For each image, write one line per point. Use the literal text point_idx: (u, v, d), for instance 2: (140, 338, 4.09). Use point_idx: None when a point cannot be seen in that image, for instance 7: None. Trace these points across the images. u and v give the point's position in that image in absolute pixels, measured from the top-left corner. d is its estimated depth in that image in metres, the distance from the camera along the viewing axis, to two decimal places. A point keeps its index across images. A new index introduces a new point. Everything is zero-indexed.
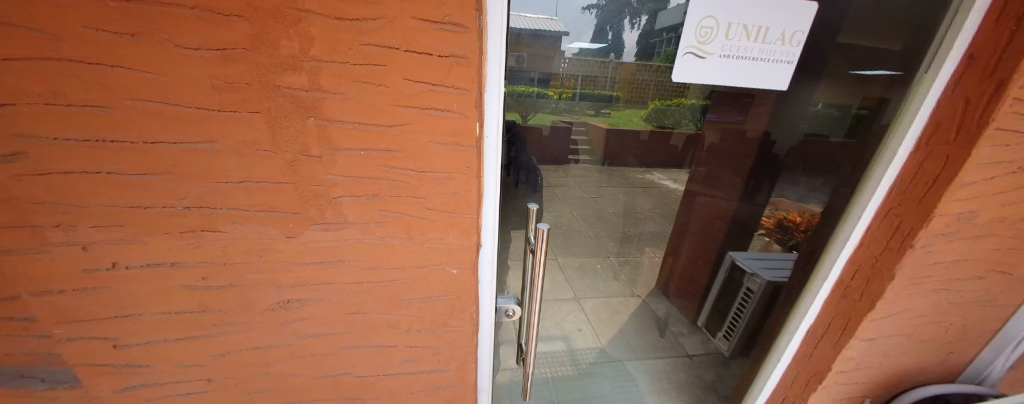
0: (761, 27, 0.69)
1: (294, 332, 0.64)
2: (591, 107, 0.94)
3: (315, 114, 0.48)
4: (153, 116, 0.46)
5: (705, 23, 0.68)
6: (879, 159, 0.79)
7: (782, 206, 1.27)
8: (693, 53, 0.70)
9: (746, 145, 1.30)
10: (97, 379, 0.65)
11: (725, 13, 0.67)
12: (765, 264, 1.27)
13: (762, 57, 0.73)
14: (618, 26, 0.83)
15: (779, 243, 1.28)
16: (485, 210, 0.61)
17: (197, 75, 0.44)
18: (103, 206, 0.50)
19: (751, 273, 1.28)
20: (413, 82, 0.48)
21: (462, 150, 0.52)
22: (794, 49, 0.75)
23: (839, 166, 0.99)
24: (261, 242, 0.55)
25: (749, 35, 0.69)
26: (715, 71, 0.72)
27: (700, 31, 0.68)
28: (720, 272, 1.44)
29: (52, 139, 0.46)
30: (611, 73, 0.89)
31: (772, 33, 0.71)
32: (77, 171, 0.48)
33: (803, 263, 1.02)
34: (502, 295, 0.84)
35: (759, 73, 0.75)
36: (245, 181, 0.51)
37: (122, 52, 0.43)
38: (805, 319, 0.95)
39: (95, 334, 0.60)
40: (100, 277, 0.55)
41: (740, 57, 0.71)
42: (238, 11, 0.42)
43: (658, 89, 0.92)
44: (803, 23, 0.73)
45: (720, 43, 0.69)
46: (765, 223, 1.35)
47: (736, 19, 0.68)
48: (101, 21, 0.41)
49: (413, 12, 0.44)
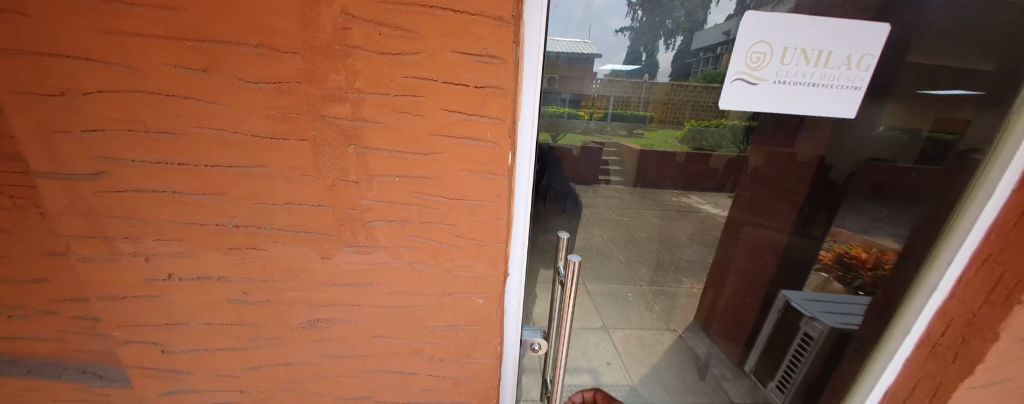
0: (823, 51, 0.64)
1: (321, 351, 0.64)
2: (624, 127, 0.86)
3: (355, 143, 0.49)
4: (213, 142, 0.50)
5: (756, 48, 0.64)
6: (974, 197, 0.68)
7: (842, 238, 1.12)
8: (743, 79, 0.66)
9: (799, 169, 1.16)
10: (145, 381, 0.69)
11: (779, 38, 0.63)
12: (827, 307, 1.13)
13: (824, 83, 0.67)
14: (652, 46, 0.80)
15: (842, 282, 1.12)
16: (514, 239, 0.59)
17: (255, 106, 0.48)
18: (165, 222, 0.55)
19: (810, 317, 1.15)
20: (448, 112, 0.48)
21: (493, 178, 0.51)
22: (862, 73, 0.68)
23: (914, 197, 0.87)
24: (298, 261, 0.57)
25: (809, 59, 0.64)
26: (769, 98, 0.67)
27: (751, 57, 0.65)
28: (772, 314, 1.31)
29: (130, 161, 0.51)
30: (645, 94, 0.83)
31: (837, 57, 0.65)
32: (147, 189, 0.53)
33: (876, 310, 0.90)
34: (528, 326, 0.81)
35: (818, 100, 0.68)
36: (287, 204, 0.53)
37: (193, 85, 0.47)
38: (883, 375, 0.82)
39: (148, 339, 0.65)
40: (157, 286, 0.60)
41: (797, 83, 0.66)
42: (294, 48, 0.45)
43: (694, 107, 0.86)
44: (872, 46, 0.67)
45: (773, 69, 0.65)
46: (824, 258, 1.18)
47: (793, 44, 0.63)
48: (180, 59, 0.46)
49: (451, 46, 0.45)
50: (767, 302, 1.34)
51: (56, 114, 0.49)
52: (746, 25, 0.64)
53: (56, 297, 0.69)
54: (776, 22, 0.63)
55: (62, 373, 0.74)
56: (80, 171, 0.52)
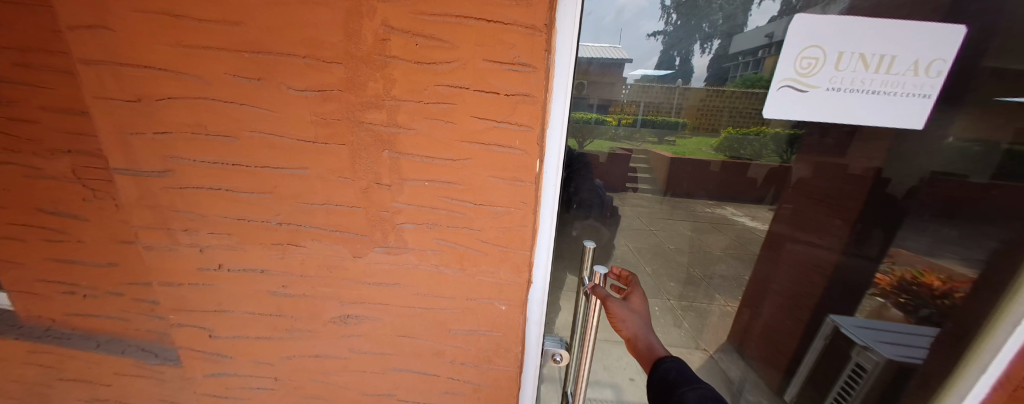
0: (884, 56, 0.59)
1: (349, 346, 0.67)
2: (654, 135, 0.77)
3: (389, 148, 0.51)
4: (263, 145, 0.54)
5: (807, 53, 0.61)
6: None
7: (904, 261, 0.87)
8: (790, 86, 0.63)
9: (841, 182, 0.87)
10: (194, 362, 0.75)
11: (833, 42, 0.60)
12: (883, 338, 0.94)
13: (886, 90, 0.62)
14: (686, 51, 0.70)
15: (905, 310, 0.90)
16: (538, 246, 0.59)
17: (301, 112, 0.51)
18: (218, 217, 0.60)
19: (863, 347, 0.97)
20: (479, 120, 0.49)
21: (520, 185, 0.52)
22: (932, 80, 0.62)
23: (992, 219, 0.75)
24: (332, 258, 0.60)
25: (867, 65, 0.59)
26: (821, 106, 0.63)
27: (801, 62, 0.61)
28: (816, 341, 1.09)
29: (192, 161, 0.57)
30: (678, 100, 0.73)
31: (901, 62, 0.60)
32: (205, 187, 0.58)
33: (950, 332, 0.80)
34: (550, 336, 0.81)
35: (878, 108, 0.63)
36: (325, 204, 0.56)
37: (248, 93, 0.51)
38: None
39: (198, 324, 0.70)
40: (208, 275, 0.65)
41: (853, 91, 0.62)
42: (338, 59, 0.48)
43: (733, 113, 0.73)
44: (942, 49, 0.61)
45: (826, 75, 0.61)
46: (880, 282, 0.93)
47: (849, 48, 0.59)
48: (238, 69, 0.51)
49: (484, 55, 0.46)
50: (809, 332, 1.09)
51: (133, 117, 0.55)
52: (794, 29, 0.62)
53: (125, 280, 0.77)
54: (830, 25, 0.60)
55: (125, 349, 0.82)
56: (150, 168, 0.58)
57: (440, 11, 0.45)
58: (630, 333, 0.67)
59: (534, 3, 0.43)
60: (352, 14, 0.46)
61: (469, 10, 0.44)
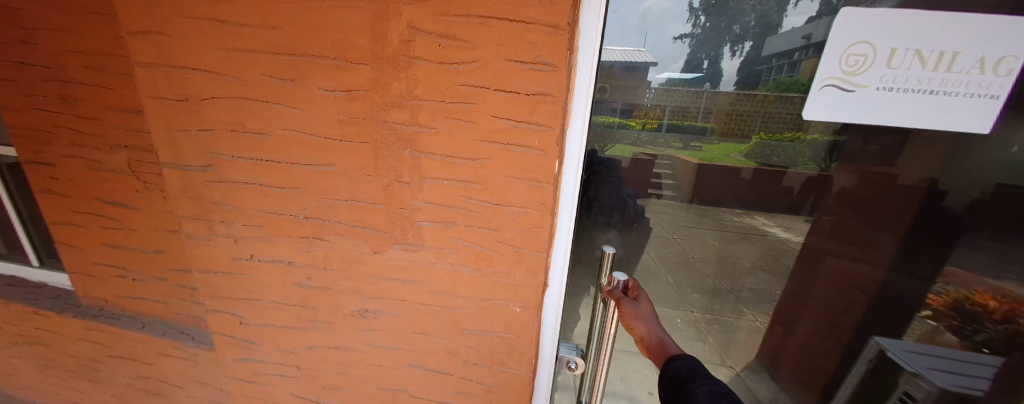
0: (944, 53, 0.54)
1: (367, 340, 0.69)
2: (680, 140, 0.73)
3: (411, 146, 0.53)
4: (294, 142, 0.57)
5: (854, 49, 0.57)
6: None
7: (959, 281, 0.77)
8: (834, 85, 0.59)
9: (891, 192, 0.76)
10: (225, 347, 0.79)
11: (886, 37, 0.55)
12: (937, 365, 0.84)
13: (945, 91, 0.56)
14: (714, 53, 0.67)
15: (961, 335, 0.80)
16: (556, 248, 0.58)
17: (329, 112, 0.54)
18: (252, 210, 0.63)
19: (914, 374, 0.85)
20: (498, 119, 0.49)
21: (538, 186, 0.51)
22: (1004, 79, 0.55)
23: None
24: (353, 253, 0.62)
25: (925, 62, 0.54)
26: (869, 107, 0.59)
27: (847, 59, 0.57)
28: (857, 364, 0.94)
29: (230, 156, 0.60)
30: (705, 105, 0.70)
31: (966, 60, 0.54)
32: (240, 181, 0.62)
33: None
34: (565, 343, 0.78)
35: (935, 109, 0.58)
36: (348, 200, 0.58)
37: (282, 93, 0.54)
38: None
39: (230, 310, 0.74)
40: (241, 264, 0.69)
41: (906, 91, 0.57)
42: (365, 60, 0.50)
43: (766, 118, 0.69)
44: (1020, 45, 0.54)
45: (877, 73, 0.56)
46: (931, 303, 0.81)
47: (904, 45, 0.55)
48: (274, 70, 0.54)
49: (505, 55, 0.46)
50: (847, 354, 0.94)
51: (180, 115, 0.60)
52: (840, 24, 0.57)
53: (168, 267, 0.83)
54: (882, 19, 0.55)
55: (166, 331, 0.88)
56: (193, 163, 0.62)
57: (464, 12, 0.46)
58: (642, 332, 0.65)
59: (556, 3, 0.43)
60: (379, 17, 0.47)
61: (492, 10, 0.45)
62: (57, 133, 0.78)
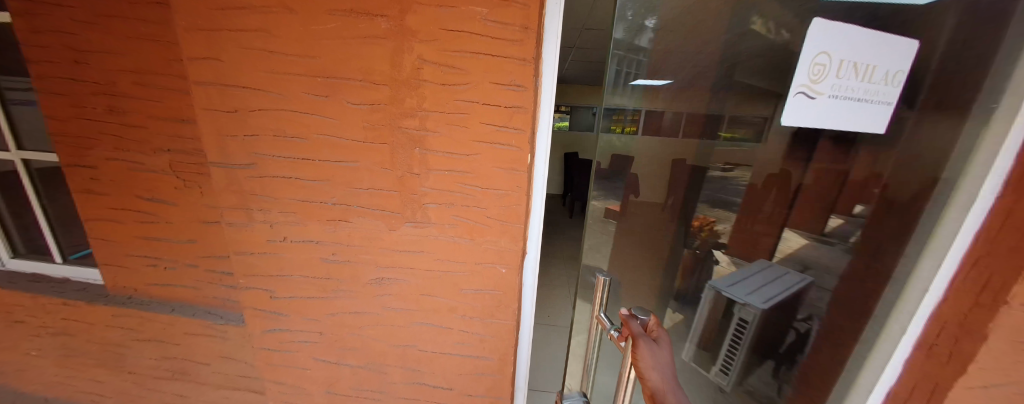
0: (871, 66, 0.71)
1: (382, 304, 0.85)
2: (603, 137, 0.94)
3: (420, 146, 0.70)
4: (326, 144, 0.73)
5: (818, 60, 0.70)
6: (957, 193, 0.67)
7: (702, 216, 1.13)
8: (805, 92, 0.72)
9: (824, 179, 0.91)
10: (256, 320, 0.93)
11: (837, 51, 0.70)
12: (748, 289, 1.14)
13: (870, 98, 0.74)
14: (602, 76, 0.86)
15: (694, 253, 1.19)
16: (533, 221, 0.77)
17: (355, 119, 0.70)
18: (288, 199, 0.79)
19: (740, 303, 1.17)
20: (486, 125, 0.67)
21: (516, 173, 0.69)
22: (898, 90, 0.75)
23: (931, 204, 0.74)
24: (372, 231, 0.78)
25: (860, 73, 0.71)
26: (823, 110, 0.74)
27: (813, 68, 0.70)
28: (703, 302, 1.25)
29: (271, 156, 0.76)
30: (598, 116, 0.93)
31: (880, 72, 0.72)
32: (279, 176, 0.77)
33: (853, 306, 0.90)
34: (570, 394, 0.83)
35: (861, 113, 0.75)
36: (370, 189, 0.75)
37: (318, 105, 0.71)
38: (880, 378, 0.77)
39: (262, 286, 0.89)
40: (275, 245, 0.84)
41: (848, 98, 0.72)
42: (385, 82, 0.67)
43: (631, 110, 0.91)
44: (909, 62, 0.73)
45: (830, 82, 0.70)
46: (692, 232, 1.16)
47: (849, 58, 0.70)
48: (312, 88, 0.70)
49: (490, 79, 0.65)
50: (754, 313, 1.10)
51: (229, 124, 0.75)
52: (811, 37, 0.70)
53: (201, 254, 0.96)
54: (838, 36, 0.69)
55: (196, 312, 1.01)
56: (238, 162, 0.77)
57: (459, 49, 0.64)
58: (654, 384, 0.63)
59: (525, 45, 0.62)
60: (397, 51, 0.65)
61: (480, 48, 0.63)
62: (101, 140, 0.90)
